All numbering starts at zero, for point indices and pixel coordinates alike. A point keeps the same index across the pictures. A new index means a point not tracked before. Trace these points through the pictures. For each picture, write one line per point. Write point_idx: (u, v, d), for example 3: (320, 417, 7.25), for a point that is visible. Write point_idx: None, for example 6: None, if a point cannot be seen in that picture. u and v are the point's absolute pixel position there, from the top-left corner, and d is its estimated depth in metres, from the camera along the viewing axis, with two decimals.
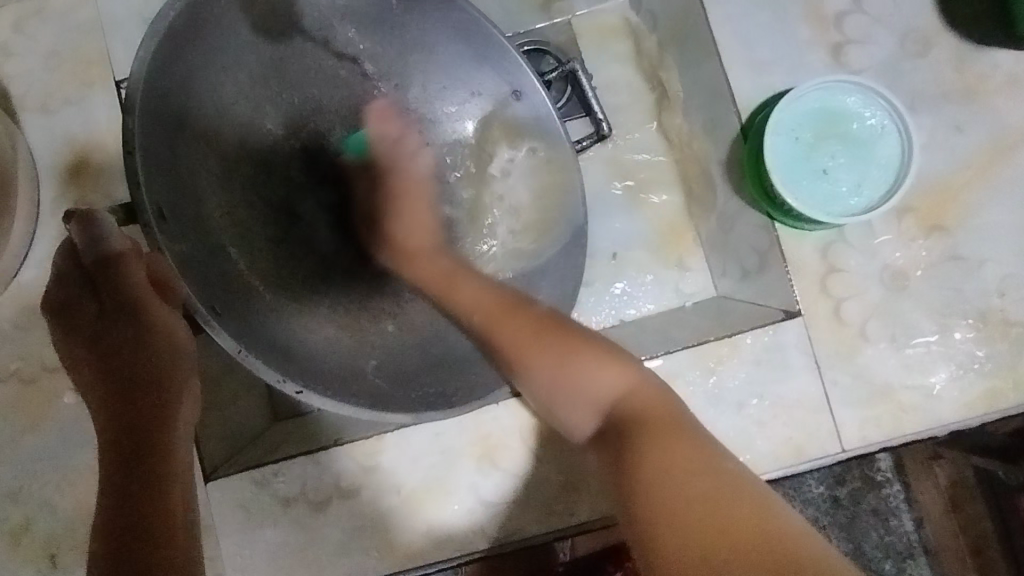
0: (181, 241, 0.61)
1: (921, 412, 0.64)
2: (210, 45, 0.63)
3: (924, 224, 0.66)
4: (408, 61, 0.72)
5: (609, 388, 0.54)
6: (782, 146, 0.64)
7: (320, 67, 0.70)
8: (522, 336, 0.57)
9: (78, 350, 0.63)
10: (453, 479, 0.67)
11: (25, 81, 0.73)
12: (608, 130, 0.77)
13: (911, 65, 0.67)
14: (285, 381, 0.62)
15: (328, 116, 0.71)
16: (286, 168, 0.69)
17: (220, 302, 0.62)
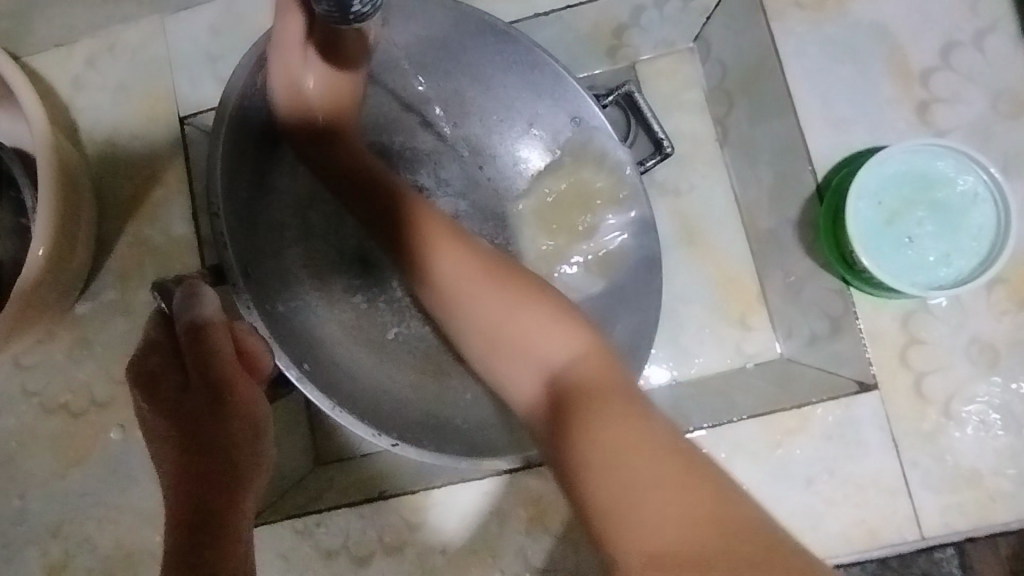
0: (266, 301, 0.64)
1: (1010, 500, 0.60)
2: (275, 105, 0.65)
3: (1016, 297, 0.61)
4: (466, 96, 0.71)
5: (560, 348, 0.49)
6: (865, 212, 0.60)
7: (376, 116, 0.71)
8: (475, 285, 0.52)
9: (154, 420, 0.53)
10: (501, 541, 0.64)
11: (92, 115, 0.74)
12: (671, 148, 0.74)
13: (1005, 126, 0.63)
14: (379, 435, 0.61)
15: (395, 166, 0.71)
16: (355, 220, 0.69)
17: (307, 358, 0.64)
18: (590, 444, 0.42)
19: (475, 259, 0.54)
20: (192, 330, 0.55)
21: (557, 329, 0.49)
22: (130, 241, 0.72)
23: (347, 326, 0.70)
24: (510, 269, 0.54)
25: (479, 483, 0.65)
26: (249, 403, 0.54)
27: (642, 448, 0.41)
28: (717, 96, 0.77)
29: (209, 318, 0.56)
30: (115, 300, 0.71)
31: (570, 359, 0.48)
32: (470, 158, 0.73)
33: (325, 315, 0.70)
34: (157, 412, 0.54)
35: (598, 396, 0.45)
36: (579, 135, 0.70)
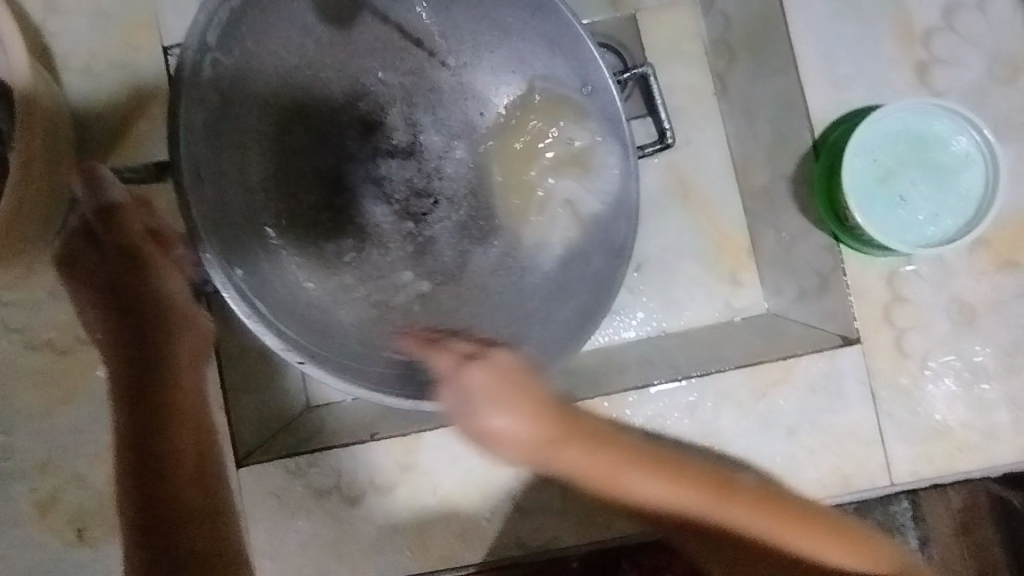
0: (206, 203, 0.61)
1: (976, 451, 0.63)
2: (277, 20, 0.64)
3: (996, 258, 0.63)
4: (481, 38, 0.69)
5: (653, 484, 0.60)
6: (861, 168, 0.61)
7: (385, 44, 0.69)
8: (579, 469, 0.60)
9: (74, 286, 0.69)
10: (491, 483, 0.66)
11: (69, 40, 0.70)
12: (673, 139, 0.73)
13: (999, 91, 0.64)
14: (288, 350, 0.60)
15: (388, 91, 0.70)
16: (342, 140, 0.69)
17: (241, 265, 0.62)
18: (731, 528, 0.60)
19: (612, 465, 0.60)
20: (104, 213, 0.68)
21: (627, 466, 0.59)
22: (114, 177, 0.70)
23: (304, 255, 0.67)
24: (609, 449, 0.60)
25: None
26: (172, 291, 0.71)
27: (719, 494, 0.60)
28: (718, 50, 0.77)
29: (120, 203, 0.68)
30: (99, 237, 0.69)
31: (637, 480, 0.60)
32: (471, 99, 0.71)
33: (274, 237, 0.66)
34: (82, 285, 0.69)
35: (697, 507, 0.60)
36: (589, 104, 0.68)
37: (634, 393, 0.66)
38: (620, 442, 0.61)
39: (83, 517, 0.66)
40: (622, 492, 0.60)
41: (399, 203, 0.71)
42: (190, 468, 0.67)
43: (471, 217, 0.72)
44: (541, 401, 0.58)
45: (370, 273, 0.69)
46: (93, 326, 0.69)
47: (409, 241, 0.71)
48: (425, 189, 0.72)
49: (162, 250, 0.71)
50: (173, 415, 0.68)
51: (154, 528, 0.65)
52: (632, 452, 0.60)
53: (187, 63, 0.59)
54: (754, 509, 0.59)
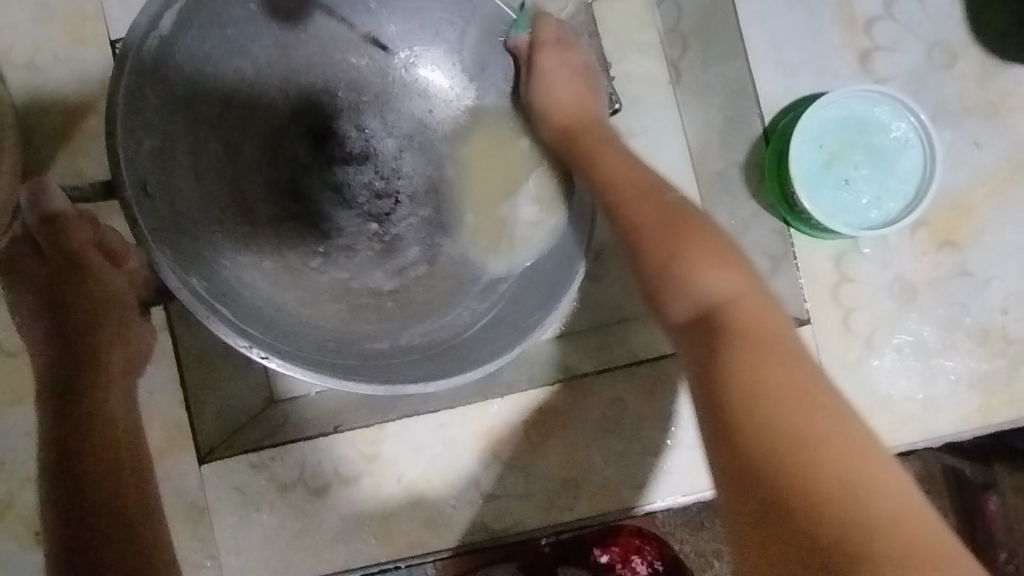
0: (156, 216, 0.55)
1: (919, 423, 0.66)
2: (218, 26, 0.60)
3: (936, 238, 0.66)
4: (416, 39, 0.71)
5: (722, 281, 0.50)
6: (806, 155, 0.63)
7: (325, 51, 0.70)
8: (650, 217, 0.55)
9: (22, 296, 0.66)
10: (455, 470, 0.67)
11: (9, 33, 0.68)
12: (619, 106, 0.72)
13: (937, 77, 0.66)
14: (251, 347, 0.53)
15: (337, 98, 0.72)
16: (294, 149, 0.71)
17: (199, 275, 0.57)
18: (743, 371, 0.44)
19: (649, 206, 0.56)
20: (47, 223, 0.64)
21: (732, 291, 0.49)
22: (62, 174, 0.68)
23: (267, 265, 0.66)
24: (697, 229, 0.53)
25: (434, 416, 0.67)
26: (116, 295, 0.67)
27: (784, 402, 0.42)
28: (672, 39, 0.78)
29: (62, 212, 0.64)
30: None
31: (721, 281, 0.50)
32: (418, 99, 0.74)
33: (230, 251, 0.63)
34: (24, 292, 0.66)
35: (757, 340, 0.46)
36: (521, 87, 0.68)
37: (593, 378, 0.68)
38: (755, 302, 0.49)
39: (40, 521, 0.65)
40: (685, 291, 0.51)
41: (360, 205, 0.72)
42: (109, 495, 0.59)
43: (435, 213, 0.73)
44: (626, 154, 0.61)
45: (338, 274, 0.69)
46: (43, 330, 0.65)
47: (374, 241, 0.71)
48: (385, 190, 0.73)
49: (110, 260, 0.67)
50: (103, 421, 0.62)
51: (74, 552, 0.57)
52: (752, 308, 0.49)
53: (131, 55, 0.53)
54: (782, 395, 0.42)
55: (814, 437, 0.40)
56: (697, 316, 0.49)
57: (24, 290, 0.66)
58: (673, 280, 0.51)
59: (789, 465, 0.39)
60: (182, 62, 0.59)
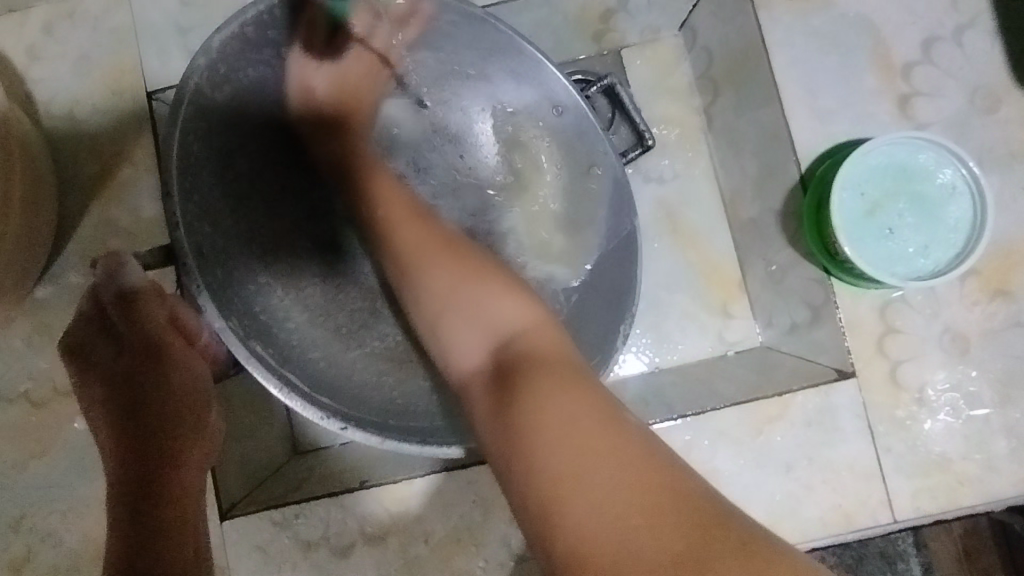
0: (215, 282, 0.59)
1: (977, 484, 0.62)
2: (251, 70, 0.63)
3: (987, 288, 0.63)
4: (447, 82, 0.69)
5: (506, 312, 0.53)
6: (849, 202, 0.61)
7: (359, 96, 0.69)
8: (430, 255, 0.58)
9: (94, 383, 0.61)
10: (484, 531, 0.64)
11: (51, 87, 0.69)
12: (652, 140, 0.73)
13: (980, 122, 0.64)
14: (327, 418, 0.58)
15: (372, 145, 0.70)
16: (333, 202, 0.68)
17: (254, 327, 0.61)
18: (551, 423, 0.45)
19: (427, 239, 0.59)
20: (121, 303, 0.60)
21: (509, 314, 0.53)
22: (95, 222, 0.69)
23: (311, 316, 0.66)
24: (471, 252, 0.58)
25: (464, 472, 0.64)
26: (194, 380, 0.62)
27: (590, 443, 0.43)
28: (702, 85, 0.78)
29: (141, 288, 0.60)
30: (79, 284, 0.68)
31: (496, 306, 0.54)
32: (450, 144, 0.70)
33: (291, 315, 0.64)
34: (96, 377, 0.61)
35: (551, 371, 0.48)
36: (561, 124, 0.68)
37: None
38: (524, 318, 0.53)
39: None
40: (467, 328, 0.53)
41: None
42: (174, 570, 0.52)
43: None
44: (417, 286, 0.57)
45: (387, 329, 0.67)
46: (109, 420, 0.60)
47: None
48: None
49: (186, 339, 0.64)
50: (175, 501, 0.57)
51: None
52: (535, 335, 0.52)
53: (188, 91, 0.57)
54: (576, 436, 0.44)
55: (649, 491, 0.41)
56: (495, 349, 0.52)
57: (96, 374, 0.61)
58: (451, 332, 0.54)
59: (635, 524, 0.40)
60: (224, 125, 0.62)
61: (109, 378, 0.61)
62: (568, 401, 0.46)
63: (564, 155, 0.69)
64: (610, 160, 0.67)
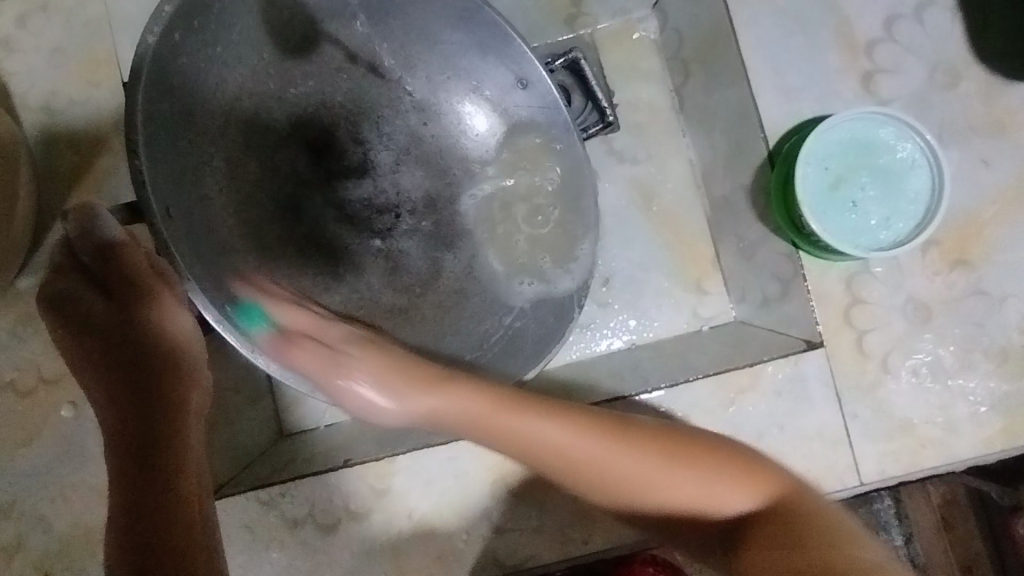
0: (187, 242, 0.58)
1: (940, 447, 0.64)
2: (210, 46, 0.61)
3: (948, 258, 0.65)
4: (415, 51, 0.70)
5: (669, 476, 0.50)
6: (813, 177, 0.63)
7: (322, 68, 0.70)
8: (562, 435, 0.50)
9: (78, 339, 0.61)
10: (466, 505, 0.66)
11: (26, 78, 0.70)
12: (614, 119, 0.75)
13: (940, 97, 0.66)
14: None
15: (334, 109, 0.70)
16: (293, 165, 0.69)
17: (226, 300, 0.60)
18: (704, 497, 0.51)
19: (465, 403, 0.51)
20: (102, 254, 0.60)
21: (563, 432, 0.50)
22: None
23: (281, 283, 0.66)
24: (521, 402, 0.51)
25: (444, 449, 0.66)
26: (176, 328, 0.63)
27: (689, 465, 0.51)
28: (674, 66, 0.79)
29: (118, 239, 0.60)
30: None
31: (596, 464, 0.50)
32: (413, 111, 0.72)
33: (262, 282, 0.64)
34: (82, 331, 0.61)
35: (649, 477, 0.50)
36: (527, 98, 0.69)
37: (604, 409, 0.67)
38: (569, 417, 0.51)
39: (50, 560, 0.65)
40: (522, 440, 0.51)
41: (361, 221, 0.71)
42: (174, 520, 0.53)
43: (437, 228, 0.73)
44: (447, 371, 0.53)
45: (349, 291, 0.69)
46: (93, 378, 0.61)
47: (379, 258, 0.71)
48: (385, 205, 0.71)
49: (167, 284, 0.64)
50: (172, 445, 0.57)
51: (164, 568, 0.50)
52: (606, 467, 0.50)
53: (145, 62, 0.55)
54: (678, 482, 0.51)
55: (790, 549, 0.47)
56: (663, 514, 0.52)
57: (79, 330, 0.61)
58: (614, 493, 0.51)
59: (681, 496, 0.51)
60: (186, 82, 0.60)
61: (93, 332, 0.62)
62: (762, 487, 0.51)
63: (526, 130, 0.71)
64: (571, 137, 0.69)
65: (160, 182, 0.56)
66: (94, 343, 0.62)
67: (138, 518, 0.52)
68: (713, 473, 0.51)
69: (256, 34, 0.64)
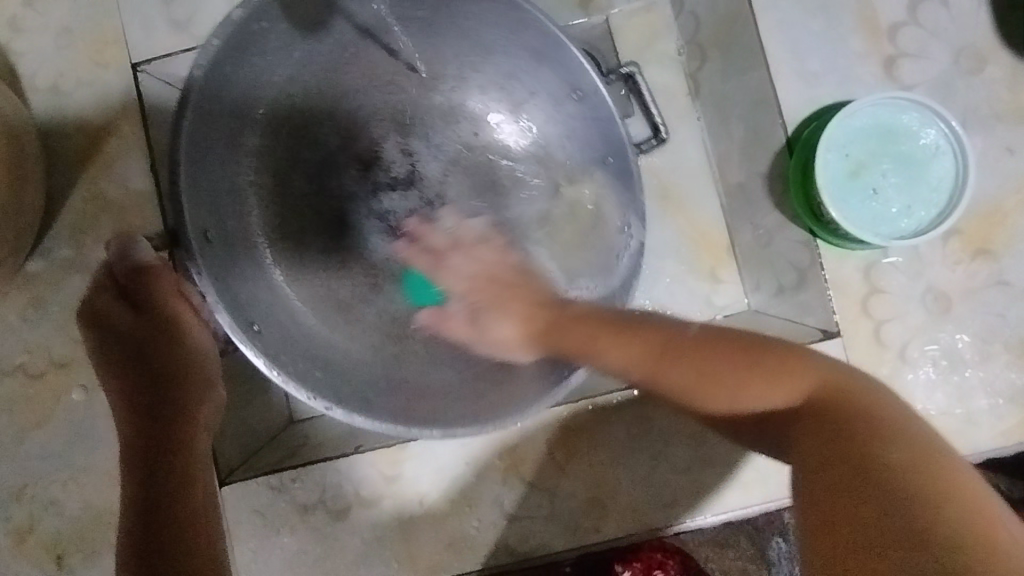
0: (218, 267, 0.62)
1: (957, 439, 0.64)
2: (248, 71, 0.62)
3: (970, 247, 0.64)
4: (467, 58, 0.71)
5: (789, 388, 0.46)
6: (834, 164, 0.62)
7: (378, 82, 0.72)
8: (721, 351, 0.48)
9: (107, 347, 0.65)
10: (477, 492, 0.65)
11: (34, 59, 0.69)
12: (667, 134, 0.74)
13: (965, 82, 0.65)
14: (315, 399, 0.60)
15: (381, 124, 0.73)
16: (338, 180, 0.72)
17: (258, 320, 0.63)
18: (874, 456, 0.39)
19: (717, 338, 0.50)
20: (135, 273, 0.65)
21: (780, 389, 0.46)
22: (84, 196, 0.69)
23: (313, 295, 0.71)
24: (760, 348, 0.48)
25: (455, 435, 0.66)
26: (195, 342, 0.67)
27: (937, 481, 0.37)
28: (690, 50, 0.78)
29: (149, 262, 0.66)
30: (71, 258, 0.68)
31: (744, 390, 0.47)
32: (466, 121, 0.74)
33: (293, 298, 0.70)
34: (112, 339, 0.65)
35: (862, 418, 0.41)
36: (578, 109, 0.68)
37: (618, 397, 0.66)
38: (799, 370, 0.46)
39: (61, 544, 0.65)
40: (748, 405, 0.47)
41: (401, 231, 0.72)
42: (182, 504, 0.56)
43: None
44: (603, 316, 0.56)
45: (382, 300, 0.72)
46: (115, 387, 0.64)
47: None
48: (423, 217, 0.74)
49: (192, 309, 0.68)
50: (189, 462, 0.60)
51: None
52: (861, 404, 0.43)
53: (192, 95, 0.57)
54: (901, 471, 0.37)
55: (924, 473, 0.37)
56: (787, 407, 0.45)
57: (111, 338, 0.65)
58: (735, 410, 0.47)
59: (854, 459, 0.39)
60: (238, 106, 0.64)
61: (120, 341, 0.65)
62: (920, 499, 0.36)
63: (579, 138, 0.70)
64: (624, 153, 0.66)
65: (195, 209, 0.60)
66: (124, 354, 0.65)
67: (144, 511, 0.56)
68: (956, 476, 0.37)
69: (301, 53, 0.66)
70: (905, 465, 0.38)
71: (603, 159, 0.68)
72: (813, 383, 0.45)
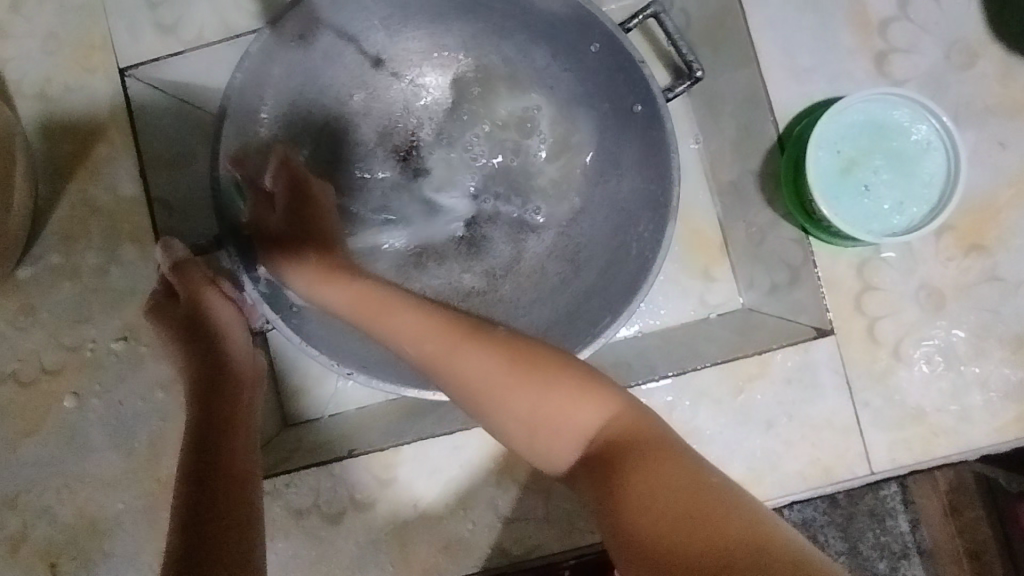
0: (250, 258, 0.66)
1: (953, 436, 0.63)
2: (293, 75, 0.69)
3: (963, 243, 0.64)
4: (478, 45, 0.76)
5: (591, 417, 0.48)
6: (824, 160, 0.62)
7: (401, 76, 0.78)
8: (482, 365, 0.50)
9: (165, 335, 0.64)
10: (472, 495, 0.65)
11: (22, 65, 0.68)
12: (701, 71, 0.67)
13: (956, 77, 0.64)
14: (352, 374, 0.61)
15: (414, 117, 0.79)
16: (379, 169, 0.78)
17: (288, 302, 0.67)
18: (645, 483, 0.42)
19: (482, 359, 0.51)
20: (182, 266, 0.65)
21: (595, 417, 0.48)
22: (73, 203, 0.68)
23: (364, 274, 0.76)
24: (542, 357, 0.50)
25: (449, 438, 0.66)
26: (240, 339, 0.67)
27: (704, 508, 0.40)
28: None
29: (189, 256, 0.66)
30: (61, 265, 0.68)
31: (573, 415, 0.48)
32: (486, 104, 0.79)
33: None
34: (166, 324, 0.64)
35: (641, 451, 0.45)
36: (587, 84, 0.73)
37: None
38: (593, 399, 0.48)
39: (55, 552, 0.65)
40: (553, 433, 0.48)
41: (441, 213, 0.79)
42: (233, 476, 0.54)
43: (519, 214, 0.79)
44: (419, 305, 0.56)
45: (430, 278, 0.77)
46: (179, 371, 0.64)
47: (461, 244, 0.79)
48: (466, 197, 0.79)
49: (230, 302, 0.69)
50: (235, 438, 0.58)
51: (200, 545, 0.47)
52: (639, 440, 0.46)
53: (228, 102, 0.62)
54: (674, 503, 0.40)
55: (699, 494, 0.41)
56: (581, 452, 0.48)
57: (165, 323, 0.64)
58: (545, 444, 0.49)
59: (644, 495, 0.42)
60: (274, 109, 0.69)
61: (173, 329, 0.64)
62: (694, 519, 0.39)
63: (589, 117, 0.76)
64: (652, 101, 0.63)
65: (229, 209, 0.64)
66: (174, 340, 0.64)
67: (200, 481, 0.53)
68: (724, 502, 0.41)
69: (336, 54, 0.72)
70: (693, 502, 0.41)
71: (617, 132, 0.73)
72: (607, 419, 0.47)
